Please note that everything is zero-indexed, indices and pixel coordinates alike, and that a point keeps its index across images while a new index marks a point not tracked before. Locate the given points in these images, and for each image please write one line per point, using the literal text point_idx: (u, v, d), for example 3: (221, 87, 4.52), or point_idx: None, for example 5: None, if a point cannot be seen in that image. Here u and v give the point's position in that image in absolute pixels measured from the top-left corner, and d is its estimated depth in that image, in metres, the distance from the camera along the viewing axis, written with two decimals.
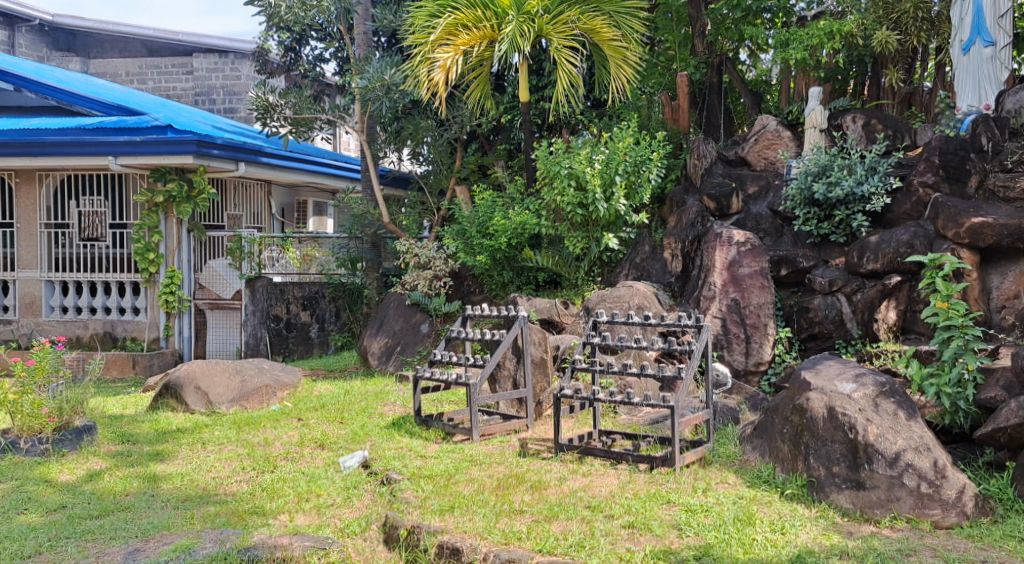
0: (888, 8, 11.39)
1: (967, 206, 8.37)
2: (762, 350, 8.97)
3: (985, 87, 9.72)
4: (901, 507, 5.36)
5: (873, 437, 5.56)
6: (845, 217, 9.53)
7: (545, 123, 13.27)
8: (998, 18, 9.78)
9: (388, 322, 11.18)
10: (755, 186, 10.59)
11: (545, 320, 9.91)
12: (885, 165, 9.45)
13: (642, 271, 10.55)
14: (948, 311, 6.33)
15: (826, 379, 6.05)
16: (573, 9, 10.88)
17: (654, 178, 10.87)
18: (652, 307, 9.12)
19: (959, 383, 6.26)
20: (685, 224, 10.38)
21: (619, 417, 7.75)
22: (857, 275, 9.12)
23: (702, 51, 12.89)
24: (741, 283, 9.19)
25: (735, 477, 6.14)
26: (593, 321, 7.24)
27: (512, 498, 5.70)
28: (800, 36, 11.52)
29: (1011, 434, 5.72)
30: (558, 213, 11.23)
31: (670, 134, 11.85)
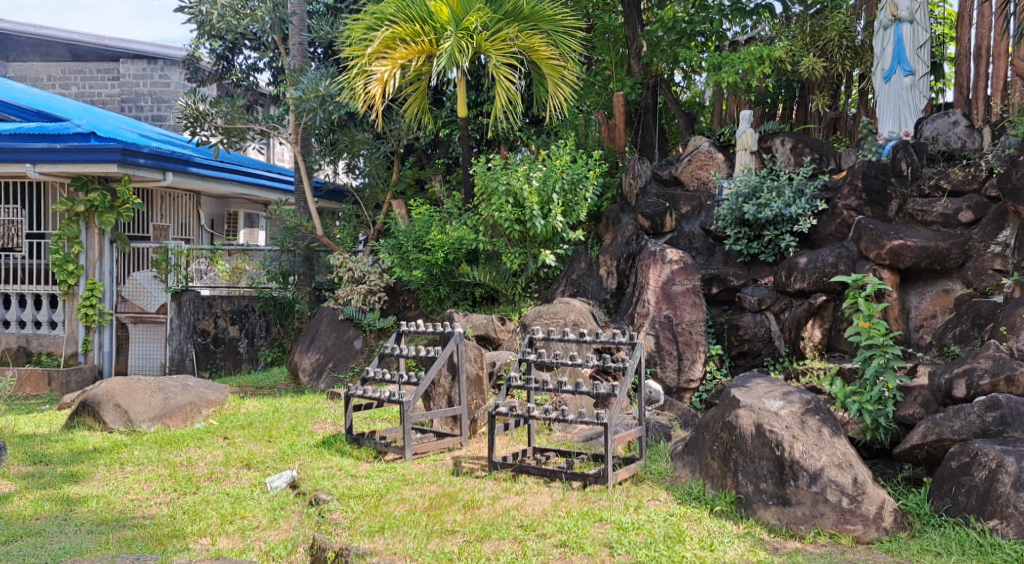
0: (815, 37, 11.80)
1: (888, 229, 8.68)
2: (694, 367, 9.09)
3: (906, 114, 10.09)
4: (825, 523, 5.47)
5: (799, 454, 5.68)
6: (774, 237, 9.78)
7: (484, 138, 13.28)
8: (918, 48, 10.12)
9: (320, 338, 11.04)
10: (688, 205, 10.73)
11: (481, 336, 9.87)
12: (812, 188, 9.72)
13: (577, 288, 10.62)
14: (869, 330, 6.50)
15: (755, 396, 6.15)
16: (512, 27, 10.93)
17: (590, 197, 10.95)
18: (587, 323, 9.18)
19: (880, 400, 6.46)
20: (620, 242, 10.50)
21: (554, 434, 7.75)
22: (785, 294, 9.33)
23: (638, 72, 13.05)
24: (674, 300, 9.33)
25: (666, 494, 6.19)
26: (529, 338, 7.22)
27: (443, 518, 5.63)
28: (732, 60, 11.87)
29: (929, 451, 5.92)
30: (496, 229, 11.21)
31: (607, 153, 12.01)
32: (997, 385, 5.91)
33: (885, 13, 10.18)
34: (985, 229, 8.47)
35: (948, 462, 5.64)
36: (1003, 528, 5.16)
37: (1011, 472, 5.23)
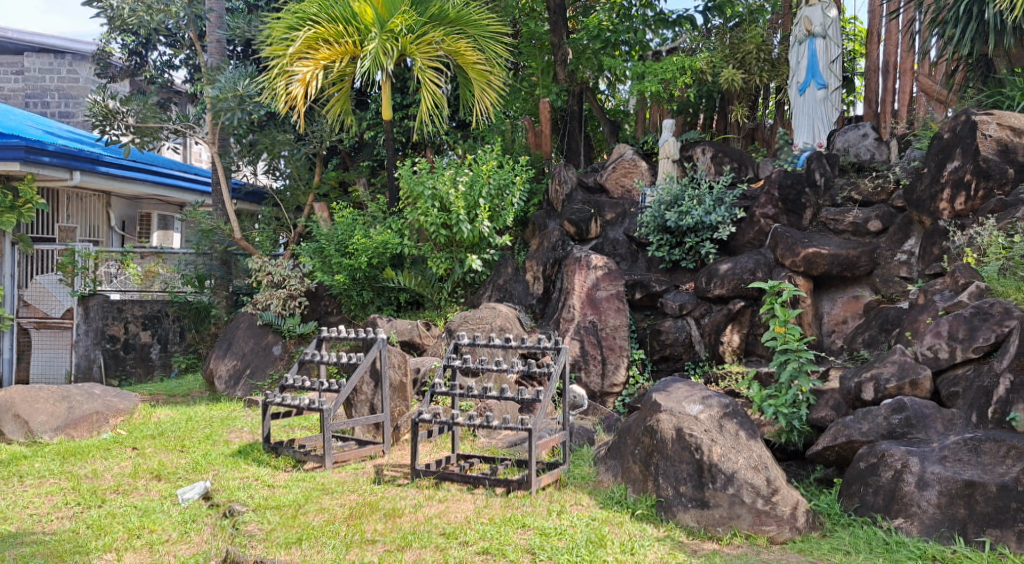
0: (734, 49, 12.13)
1: (802, 237, 8.94)
2: (617, 372, 9.14)
3: (819, 126, 10.45)
4: (741, 524, 5.60)
5: (717, 457, 5.78)
6: (694, 244, 9.95)
7: (409, 141, 13.15)
8: (830, 62, 10.53)
9: (237, 344, 10.72)
10: (613, 212, 10.93)
11: (405, 342, 9.76)
12: (731, 197, 9.97)
13: (503, 293, 10.61)
14: (785, 335, 6.70)
15: (675, 400, 6.23)
16: (438, 30, 10.86)
17: (517, 202, 10.95)
18: (513, 329, 9.16)
19: (794, 403, 6.64)
20: (546, 248, 10.54)
21: (478, 440, 7.69)
22: (705, 300, 9.48)
23: (564, 79, 13.13)
24: (598, 306, 9.41)
25: (589, 498, 6.22)
26: (455, 344, 7.16)
27: (363, 528, 5.52)
28: (655, 70, 12.08)
29: (839, 452, 6.12)
30: (421, 233, 11.12)
31: (533, 159, 12.09)
32: (902, 388, 6.15)
33: (799, 28, 10.57)
34: (892, 238, 8.81)
35: (857, 463, 5.84)
36: (908, 526, 5.37)
37: (915, 472, 5.44)
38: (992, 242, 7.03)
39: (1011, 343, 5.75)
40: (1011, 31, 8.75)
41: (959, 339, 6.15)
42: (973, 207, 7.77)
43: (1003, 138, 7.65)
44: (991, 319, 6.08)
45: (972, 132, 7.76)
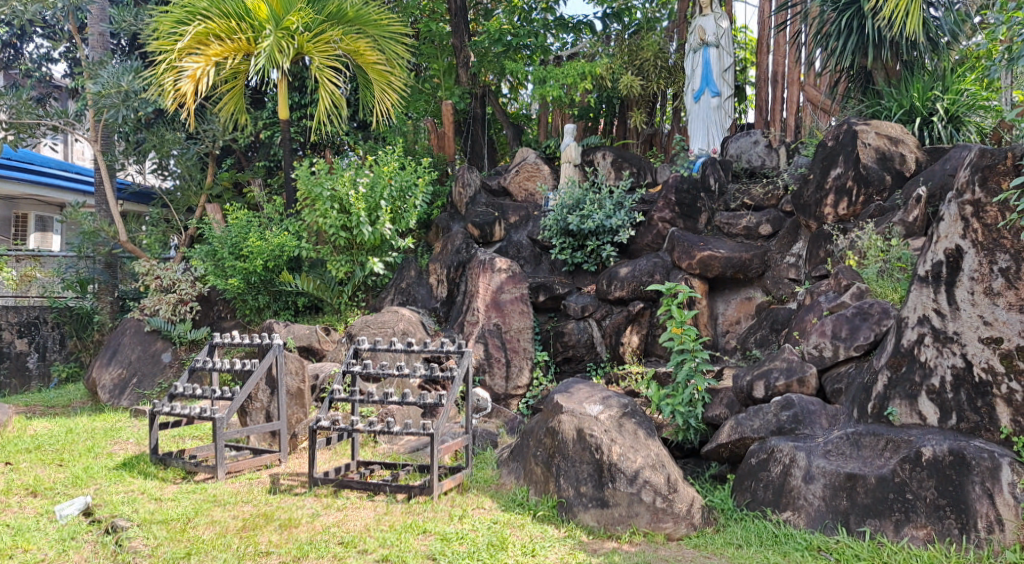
0: (632, 55, 12.42)
1: (698, 241, 9.18)
2: (521, 374, 9.15)
3: (713, 133, 10.82)
4: (639, 522, 5.70)
5: (616, 457, 5.87)
6: (596, 247, 10.09)
7: (307, 141, 12.81)
8: (723, 71, 10.90)
9: (122, 352, 10.19)
10: (516, 216, 10.98)
11: (303, 347, 9.49)
12: (630, 202, 10.17)
13: (406, 296, 10.48)
14: (681, 335, 6.86)
15: (576, 401, 6.28)
16: (336, 29, 10.67)
17: (419, 205, 10.84)
18: (416, 333, 9.04)
19: (690, 402, 6.82)
20: (449, 251, 10.47)
21: (379, 446, 7.56)
22: (606, 302, 9.66)
23: (466, 81, 13.10)
24: (503, 308, 9.41)
25: (491, 501, 6.20)
26: (354, 349, 6.99)
27: (257, 540, 5.34)
28: (556, 74, 12.11)
29: (731, 449, 6.33)
30: (320, 235, 10.89)
31: (435, 161, 12.07)
32: (791, 386, 6.38)
33: (694, 37, 10.91)
34: (782, 241, 9.12)
35: (749, 459, 6.06)
36: (795, 518, 5.59)
37: (802, 466, 5.68)
38: (872, 245, 7.40)
39: (889, 341, 5.97)
40: (887, 45, 9.26)
41: (841, 339, 6.46)
42: (854, 212, 8.19)
43: (881, 147, 8.17)
44: (870, 319, 6.43)
45: (854, 140, 8.20)
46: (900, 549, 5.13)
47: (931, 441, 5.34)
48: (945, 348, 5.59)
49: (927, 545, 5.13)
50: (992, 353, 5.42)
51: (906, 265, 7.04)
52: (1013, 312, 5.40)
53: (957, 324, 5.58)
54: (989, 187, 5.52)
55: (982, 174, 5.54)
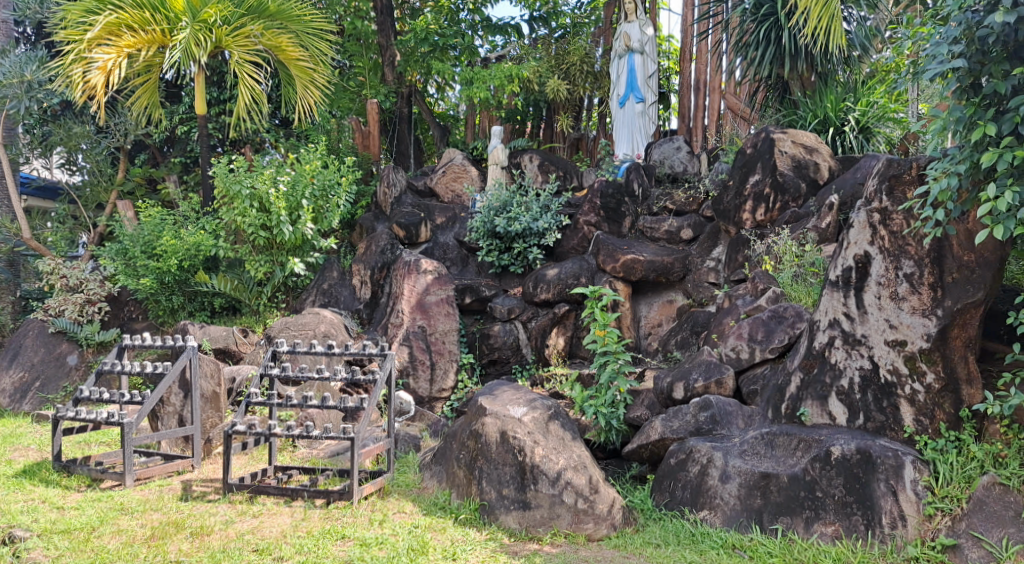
0: (558, 60, 12.51)
1: (622, 245, 9.32)
2: (446, 377, 9.05)
3: (638, 139, 10.97)
4: (560, 523, 5.71)
5: (539, 458, 5.87)
6: (522, 249, 10.12)
7: (226, 137, 12.43)
8: (647, 77, 11.09)
9: (24, 354, 9.77)
10: (443, 217, 10.93)
11: (220, 350, 9.24)
12: (557, 205, 10.25)
13: (328, 298, 10.28)
14: (605, 338, 6.91)
15: (500, 403, 6.26)
16: (256, 23, 10.43)
17: (343, 204, 10.68)
18: (338, 335, 8.88)
19: (612, 403, 6.88)
20: (374, 252, 10.32)
21: (297, 451, 7.39)
22: (532, 304, 9.68)
23: (392, 80, 12.96)
24: (428, 310, 9.29)
25: (412, 505, 6.12)
26: (272, 351, 6.79)
27: (166, 549, 5.16)
28: (482, 76, 12.10)
29: (652, 450, 6.42)
30: (238, 235, 10.59)
31: (360, 160, 11.96)
32: (709, 387, 6.51)
33: (619, 43, 11.06)
34: (703, 246, 9.29)
35: (668, 459, 6.15)
36: (711, 517, 5.70)
37: (719, 466, 5.80)
38: (787, 250, 7.61)
39: (802, 343, 6.15)
40: (803, 56, 9.54)
41: (757, 341, 6.61)
42: (770, 218, 8.40)
43: (796, 155, 8.40)
44: (785, 322, 6.60)
45: (771, 148, 8.43)
46: (809, 546, 5.28)
47: (840, 440, 5.52)
48: (854, 350, 5.79)
49: (834, 541, 5.29)
50: (897, 355, 5.63)
51: (819, 270, 7.25)
52: (915, 316, 5.59)
53: (864, 328, 5.78)
54: (895, 196, 5.73)
55: (889, 183, 5.75)
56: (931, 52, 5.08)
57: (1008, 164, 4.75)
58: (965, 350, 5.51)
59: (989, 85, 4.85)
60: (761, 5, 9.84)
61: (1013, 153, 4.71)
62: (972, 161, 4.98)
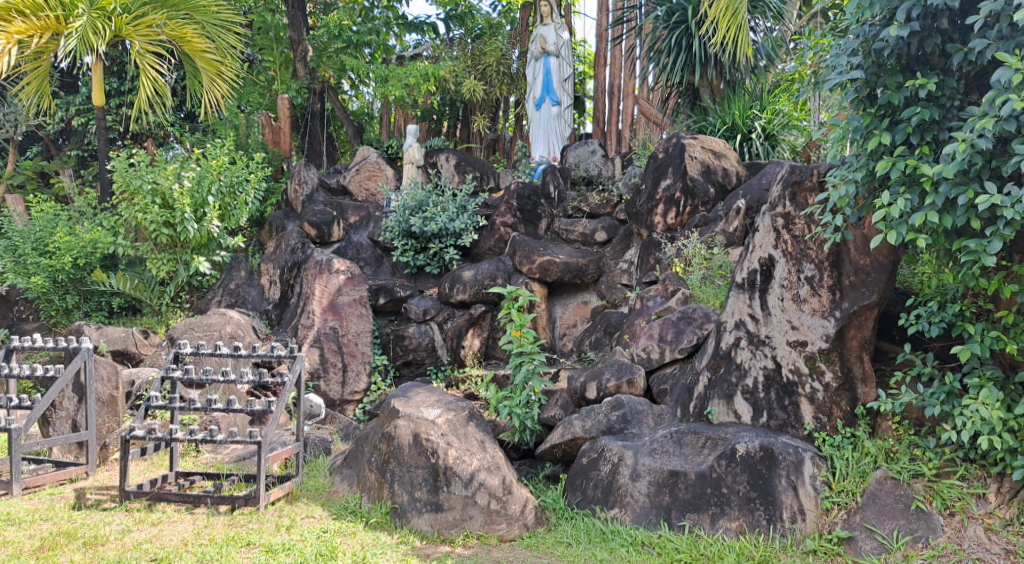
0: (475, 60, 12.48)
1: (538, 246, 9.35)
2: (358, 379, 8.87)
3: (553, 141, 11.08)
4: (473, 525, 5.69)
5: (452, 460, 5.82)
6: (438, 249, 10.05)
7: (127, 130, 11.95)
8: (562, 81, 11.19)
9: None
10: (356, 216, 10.78)
11: (118, 352, 8.84)
12: (473, 205, 10.23)
13: (235, 298, 9.98)
14: (520, 339, 6.92)
15: (414, 406, 6.18)
16: (159, 13, 10.05)
17: (251, 202, 10.39)
18: (245, 336, 8.64)
19: (527, 404, 6.89)
20: (284, 251, 10.04)
21: (201, 456, 7.15)
22: (447, 305, 9.62)
23: (303, 76, 12.66)
24: (340, 311, 9.12)
25: (321, 510, 5.99)
26: (174, 353, 6.49)
27: (56, 561, 4.91)
28: (398, 74, 12.02)
29: (564, 449, 6.47)
30: (139, 231, 10.17)
31: (270, 156, 11.69)
32: (621, 387, 6.60)
33: (535, 46, 11.13)
34: (616, 248, 9.42)
35: (580, 459, 6.21)
36: (622, 515, 5.79)
37: (629, 465, 5.89)
38: (696, 253, 7.78)
39: (710, 343, 6.30)
40: (712, 64, 9.81)
41: (667, 341, 6.75)
42: (681, 221, 8.58)
43: (705, 160, 8.62)
44: (694, 323, 6.75)
45: (681, 153, 8.61)
46: (715, 541, 5.40)
47: (745, 437, 5.68)
48: (759, 350, 5.97)
49: (738, 536, 5.43)
50: (798, 355, 5.83)
51: (726, 273, 7.45)
52: (815, 317, 5.79)
53: (768, 328, 5.96)
54: (798, 201, 5.93)
55: (792, 189, 5.95)
56: (831, 63, 5.27)
57: (900, 172, 4.93)
58: (860, 350, 5.76)
59: (884, 96, 5.05)
60: (672, 13, 10.06)
61: (906, 161, 4.89)
62: (868, 169, 5.18)
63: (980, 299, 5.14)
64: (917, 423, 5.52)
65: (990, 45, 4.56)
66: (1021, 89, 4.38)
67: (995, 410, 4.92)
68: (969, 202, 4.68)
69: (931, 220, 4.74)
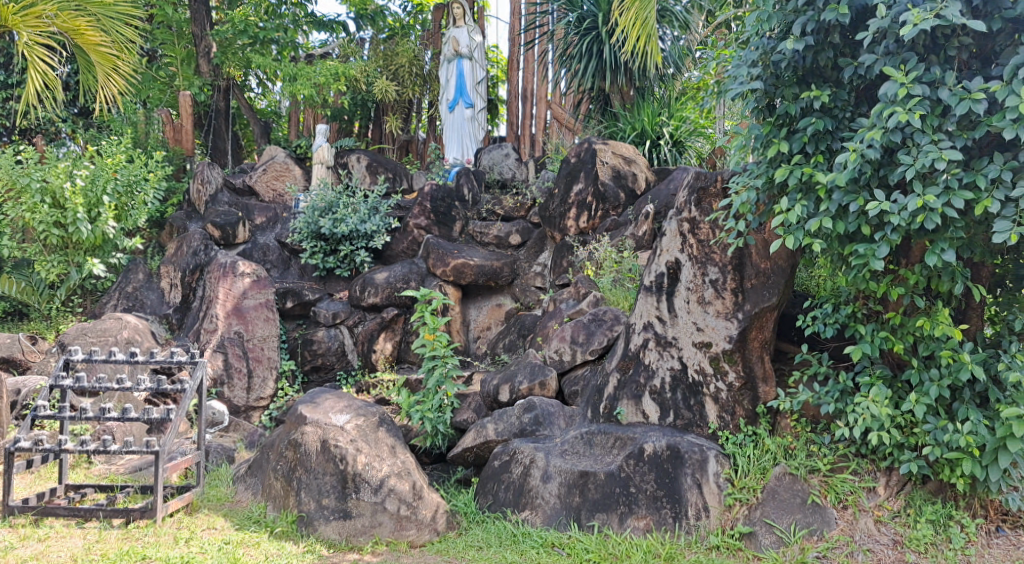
0: (387, 60, 12.43)
1: (452, 248, 9.33)
2: (265, 385, 8.64)
3: (467, 143, 11.09)
4: (382, 531, 5.60)
5: (361, 466, 5.72)
6: (349, 252, 9.88)
7: (15, 125, 11.33)
8: (476, 84, 11.18)
9: None
10: (263, 217, 10.55)
11: (2, 359, 8.35)
12: (385, 207, 10.10)
13: (132, 302, 9.51)
14: (433, 342, 6.80)
15: (322, 412, 6.05)
16: (50, 4, 9.27)
17: (150, 202, 10.00)
18: (142, 341, 8.31)
19: (439, 408, 6.84)
20: (185, 253, 9.70)
21: (93, 467, 6.83)
22: (358, 308, 9.47)
23: (207, 72, 12.24)
24: (245, 315, 8.86)
25: (223, 521, 5.79)
26: (64, 360, 6.15)
27: None
28: (306, 73, 11.65)
29: (476, 453, 6.47)
30: (28, 232, 9.66)
31: (171, 155, 11.31)
32: (532, 389, 6.65)
33: (447, 48, 11.11)
34: (530, 251, 9.45)
35: (492, 462, 6.22)
36: (532, 517, 5.81)
37: (540, 467, 5.93)
38: (607, 257, 7.89)
39: (619, 345, 6.38)
40: (622, 71, 10.00)
41: (579, 343, 6.81)
42: (592, 225, 8.69)
43: (616, 165, 8.78)
44: (604, 325, 6.84)
45: (593, 158, 8.72)
46: (623, 539, 5.46)
47: (652, 437, 5.79)
48: (666, 351, 6.09)
49: (646, 534, 5.51)
50: (703, 356, 5.97)
51: (635, 276, 7.56)
52: (719, 319, 5.94)
53: (675, 330, 6.08)
54: (703, 207, 6.08)
55: (697, 195, 6.09)
56: (732, 73, 5.42)
57: (797, 180, 5.11)
58: (761, 350, 5.94)
59: (782, 106, 5.23)
60: (584, 19, 10.21)
61: (802, 169, 5.07)
62: (767, 176, 5.36)
63: (871, 301, 5.37)
64: (813, 420, 5.73)
65: (878, 59, 4.76)
66: (906, 102, 4.60)
67: (884, 407, 5.15)
68: (860, 209, 4.89)
69: (825, 226, 4.94)
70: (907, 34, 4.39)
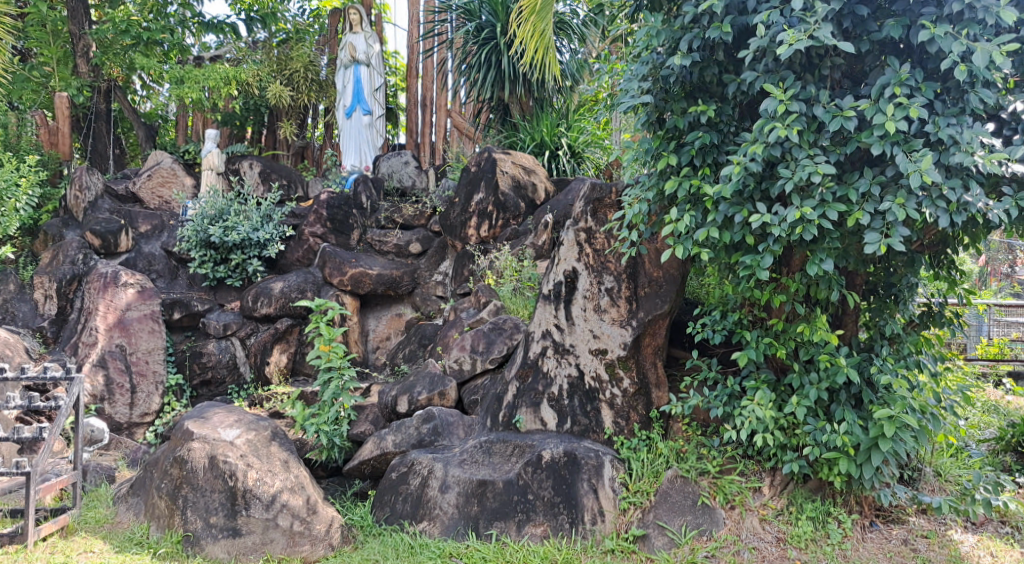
0: (280, 65, 12.15)
1: (350, 257, 9.14)
2: (150, 400, 8.32)
3: (365, 150, 10.91)
4: (274, 548, 5.44)
5: (251, 482, 5.54)
6: (241, 261, 9.60)
7: None
8: (373, 90, 11.09)
9: None
10: (147, 224, 10.00)
11: None
12: (279, 214, 9.86)
13: (3, 315, 9.00)
14: (329, 353, 6.63)
15: (210, 427, 5.81)
16: None
17: (23, 208, 9.47)
18: (14, 356, 7.84)
19: (336, 420, 6.69)
20: (62, 263, 9.28)
21: None
22: (251, 319, 9.19)
23: (86, 72, 11.77)
24: (128, 327, 8.48)
25: (101, 543, 5.53)
26: None
27: None
28: (195, 76, 11.41)
29: (373, 465, 6.40)
30: None
31: (46, 159, 10.73)
32: (432, 399, 6.62)
33: (344, 53, 10.97)
34: (431, 259, 9.34)
35: (389, 474, 6.15)
36: (430, 528, 5.76)
37: (439, 477, 5.89)
38: (507, 266, 7.92)
39: (518, 353, 6.41)
40: (521, 81, 10.12)
41: (479, 352, 6.83)
42: (493, 234, 8.73)
43: (516, 175, 8.80)
44: (504, 334, 6.88)
45: (493, 167, 8.74)
46: (521, 547, 5.47)
47: (549, 444, 5.85)
48: (564, 358, 6.16)
49: (542, 541, 5.55)
50: (599, 363, 6.07)
51: (534, 284, 7.65)
52: (614, 326, 6.06)
53: (572, 338, 6.15)
54: (598, 217, 6.18)
55: (593, 205, 6.19)
56: (624, 87, 5.56)
57: (686, 192, 5.28)
58: (654, 357, 6.09)
59: (671, 120, 5.40)
60: (482, 29, 10.26)
61: (690, 181, 5.24)
62: (658, 189, 5.50)
63: (756, 308, 5.58)
64: (703, 423, 5.90)
65: (758, 77, 4.96)
66: (785, 118, 4.81)
67: (768, 410, 5.34)
68: (744, 220, 5.09)
69: (712, 236, 5.11)
70: (784, 54, 4.59)
